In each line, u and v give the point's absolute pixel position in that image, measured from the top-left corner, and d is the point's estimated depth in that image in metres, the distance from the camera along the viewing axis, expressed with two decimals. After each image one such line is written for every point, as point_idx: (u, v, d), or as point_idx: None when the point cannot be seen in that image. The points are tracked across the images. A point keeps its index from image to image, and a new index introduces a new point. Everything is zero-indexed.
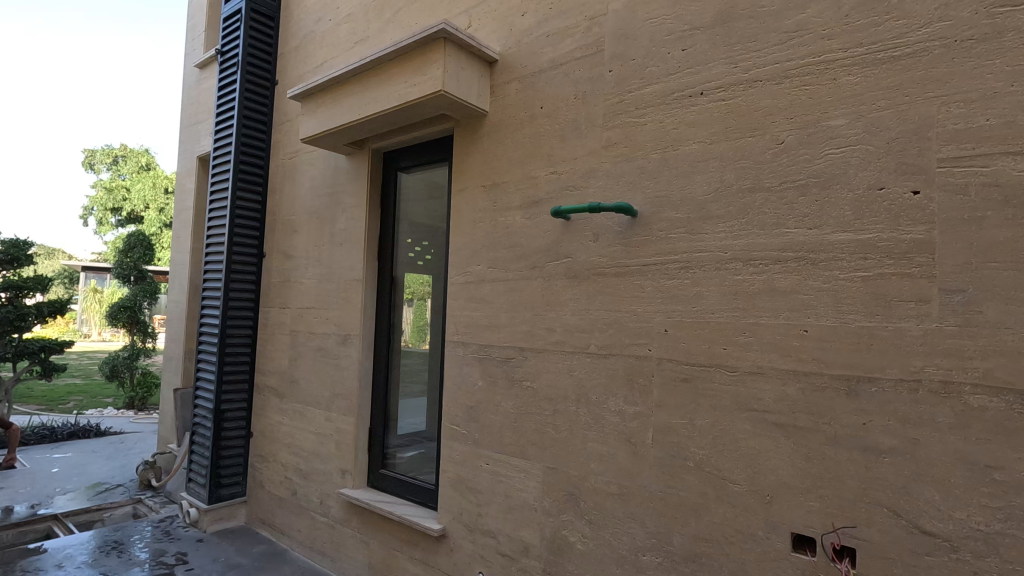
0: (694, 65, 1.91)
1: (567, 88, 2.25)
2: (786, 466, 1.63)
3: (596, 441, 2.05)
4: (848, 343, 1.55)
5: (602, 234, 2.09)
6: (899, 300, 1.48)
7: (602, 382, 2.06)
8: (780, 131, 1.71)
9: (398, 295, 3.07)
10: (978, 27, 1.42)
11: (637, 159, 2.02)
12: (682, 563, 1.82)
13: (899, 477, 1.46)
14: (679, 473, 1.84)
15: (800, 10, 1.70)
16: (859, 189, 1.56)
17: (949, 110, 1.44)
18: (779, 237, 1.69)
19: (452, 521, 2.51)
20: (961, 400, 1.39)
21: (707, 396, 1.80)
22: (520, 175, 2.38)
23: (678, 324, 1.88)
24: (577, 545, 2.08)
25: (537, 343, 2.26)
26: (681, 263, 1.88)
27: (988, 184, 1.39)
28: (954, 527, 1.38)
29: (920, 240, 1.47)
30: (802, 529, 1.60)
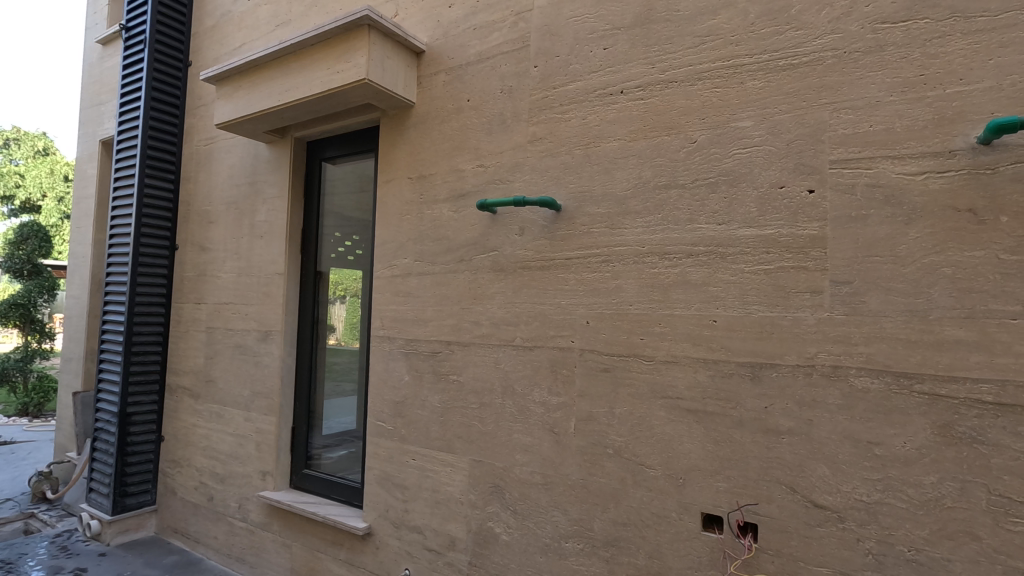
0: (615, 64, 1.96)
1: (493, 82, 2.25)
2: (697, 449, 1.72)
3: (521, 432, 2.08)
4: (752, 332, 1.65)
5: (528, 227, 2.12)
6: (796, 291, 1.60)
7: (527, 374, 2.08)
8: (693, 131, 1.79)
9: (325, 291, 2.98)
10: (864, 41, 1.55)
11: (561, 155, 2.06)
12: (603, 547, 1.87)
13: (796, 456, 1.57)
14: (599, 460, 1.90)
15: (711, 16, 1.79)
16: (763, 187, 1.67)
17: (840, 116, 1.57)
18: (691, 232, 1.77)
19: (377, 519, 2.46)
20: (848, 382, 1.51)
21: (625, 385, 1.86)
22: (447, 168, 2.37)
23: (599, 316, 1.93)
24: (502, 536, 2.10)
25: (464, 337, 2.26)
26: (603, 256, 1.94)
27: (872, 184, 1.52)
28: (842, 499, 1.50)
29: (815, 236, 1.58)
30: (711, 508, 1.68)
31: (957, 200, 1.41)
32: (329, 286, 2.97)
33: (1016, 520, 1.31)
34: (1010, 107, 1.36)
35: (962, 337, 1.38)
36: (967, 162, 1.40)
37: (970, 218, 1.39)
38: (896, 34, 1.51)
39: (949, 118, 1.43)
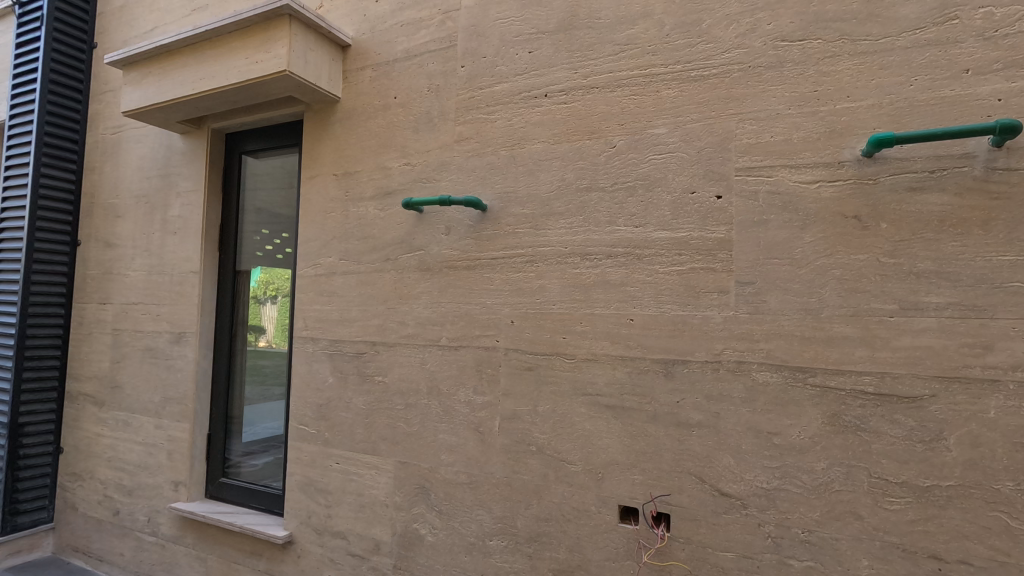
0: (539, 68, 2.00)
1: (420, 81, 2.24)
2: (615, 444, 1.78)
3: (446, 432, 2.07)
4: (666, 330, 1.73)
5: (454, 227, 2.12)
6: (705, 291, 1.68)
7: (453, 374, 2.08)
8: (613, 136, 1.85)
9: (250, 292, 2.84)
10: (766, 57, 1.65)
11: (487, 155, 2.07)
12: (526, 544, 1.90)
13: (705, 447, 1.66)
14: (523, 458, 1.92)
15: (629, 25, 1.85)
16: (676, 192, 1.74)
17: (745, 127, 1.66)
18: (610, 234, 1.83)
19: (299, 526, 2.38)
20: (751, 377, 1.61)
21: (548, 383, 1.90)
22: (373, 165, 2.32)
23: (523, 315, 1.96)
24: (427, 537, 2.09)
25: (390, 337, 2.22)
26: (527, 257, 1.96)
27: (772, 192, 1.62)
28: (745, 487, 1.60)
29: (722, 239, 1.67)
30: (627, 501, 1.74)
31: (845, 208, 1.53)
32: (257, 290, 2.82)
33: (892, 500, 1.44)
34: (889, 124, 1.49)
35: (848, 333, 1.50)
36: (854, 173, 1.53)
37: (856, 224, 1.51)
38: (794, 52, 1.62)
39: (838, 132, 1.55)
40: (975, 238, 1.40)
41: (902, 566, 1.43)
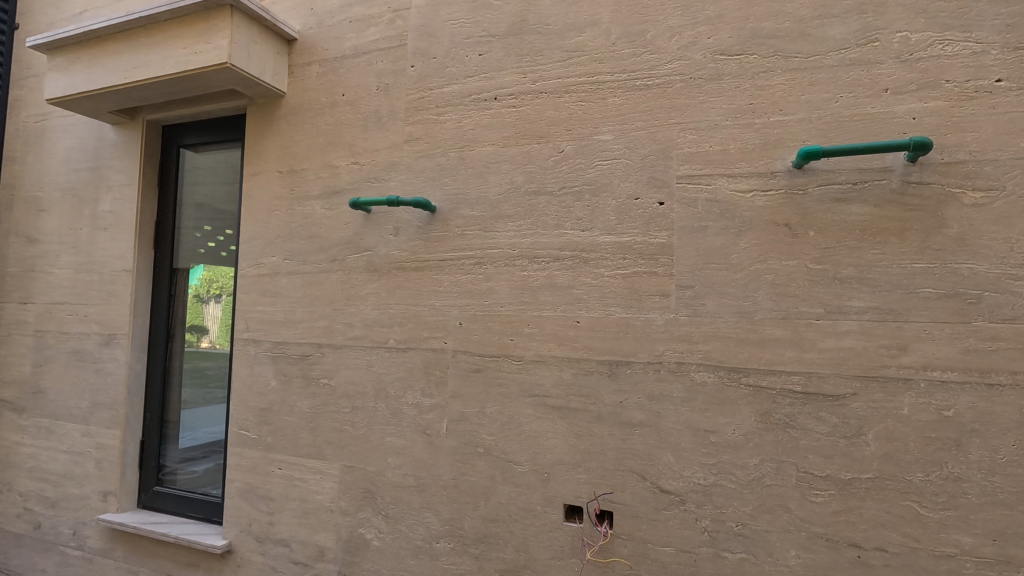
0: (489, 71, 2.01)
1: (369, 78, 2.20)
2: (561, 444, 1.81)
3: (394, 435, 2.05)
4: (611, 332, 1.77)
5: (402, 228, 2.10)
6: (648, 294, 1.73)
7: (400, 376, 2.06)
8: (560, 141, 1.88)
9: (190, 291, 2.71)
10: (706, 69, 1.72)
11: (436, 156, 2.06)
12: (473, 545, 1.90)
13: (646, 446, 1.71)
14: (470, 459, 1.93)
15: (578, 33, 1.89)
16: (621, 197, 1.79)
17: (686, 136, 1.73)
18: (558, 237, 1.86)
19: (239, 535, 2.30)
20: (690, 377, 1.67)
21: (496, 384, 1.91)
22: (319, 163, 2.27)
23: (472, 317, 1.96)
24: (373, 542, 2.06)
25: (336, 339, 2.18)
26: (475, 259, 1.97)
27: (711, 200, 1.69)
28: (684, 483, 1.66)
29: (664, 243, 1.73)
30: (572, 499, 1.78)
31: (777, 216, 1.61)
32: (199, 288, 2.69)
33: (817, 492, 1.53)
34: (818, 137, 1.58)
35: (779, 335, 1.58)
36: (785, 183, 1.61)
37: (786, 232, 1.60)
38: (732, 65, 1.69)
39: (771, 144, 1.63)
40: (892, 246, 1.50)
41: (825, 555, 1.51)
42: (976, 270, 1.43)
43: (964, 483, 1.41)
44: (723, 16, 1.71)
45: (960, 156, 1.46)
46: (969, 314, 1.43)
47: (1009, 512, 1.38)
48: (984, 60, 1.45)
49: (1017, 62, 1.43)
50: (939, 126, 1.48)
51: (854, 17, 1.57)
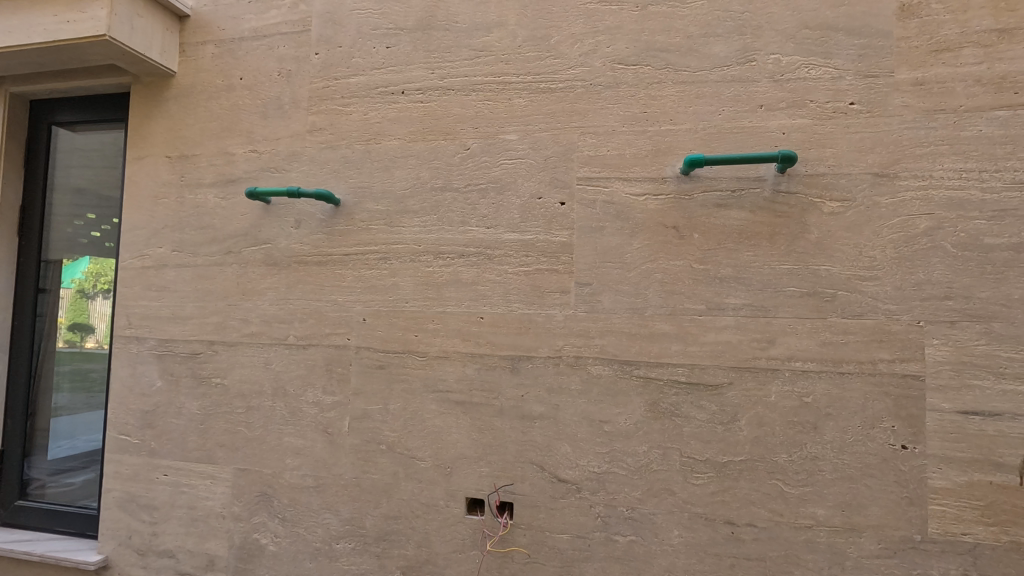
0: (396, 64, 1.98)
1: (270, 63, 2.11)
2: (464, 438, 1.83)
3: (292, 435, 1.98)
4: (513, 328, 1.81)
5: (304, 221, 2.03)
6: (549, 291, 1.79)
7: (300, 374, 1.99)
8: (467, 139, 1.90)
9: (72, 286, 2.45)
10: (605, 77, 1.80)
11: (340, 148, 2.01)
12: (374, 544, 1.88)
13: (545, 438, 1.76)
14: (372, 457, 1.90)
15: (485, 33, 1.91)
16: (524, 196, 1.84)
17: (586, 139, 1.80)
18: (463, 234, 1.88)
19: (118, 548, 2.13)
20: (586, 370, 1.75)
21: (400, 381, 1.90)
22: (213, 149, 2.14)
23: (376, 313, 1.93)
24: (269, 547, 1.97)
25: (230, 336, 2.07)
26: (380, 254, 1.94)
27: (608, 201, 1.77)
28: (580, 472, 1.73)
29: (564, 242, 1.80)
30: (474, 492, 1.80)
31: (667, 219, 1.72)
32: (84, 283, 2.43)
33: (698, 475, 1.65)
34: (702, 147, 1.71)
35: (666, 330, 1.70)
36: (673, 189, 1.72)
37: (674, 234, 1.71)
38: (628, 75, 1.78)
39: (662, 151, 1.74)
40: (764, 249, 1.65)
41: (704, 532, 1.64)
42: (832, 271, 1.60)
43: (820, 462, 1.58)
44: (620, 27, 1.80)
45: (820, 169, 1.63)
46: (825, 310, 1.60)
47: (855, 485, 1.56)
48: (841, 85, 1.63)
49: (866, 88, 1.62)
50: (803, 141, 1.65)
51: (734, 37, 1.71)
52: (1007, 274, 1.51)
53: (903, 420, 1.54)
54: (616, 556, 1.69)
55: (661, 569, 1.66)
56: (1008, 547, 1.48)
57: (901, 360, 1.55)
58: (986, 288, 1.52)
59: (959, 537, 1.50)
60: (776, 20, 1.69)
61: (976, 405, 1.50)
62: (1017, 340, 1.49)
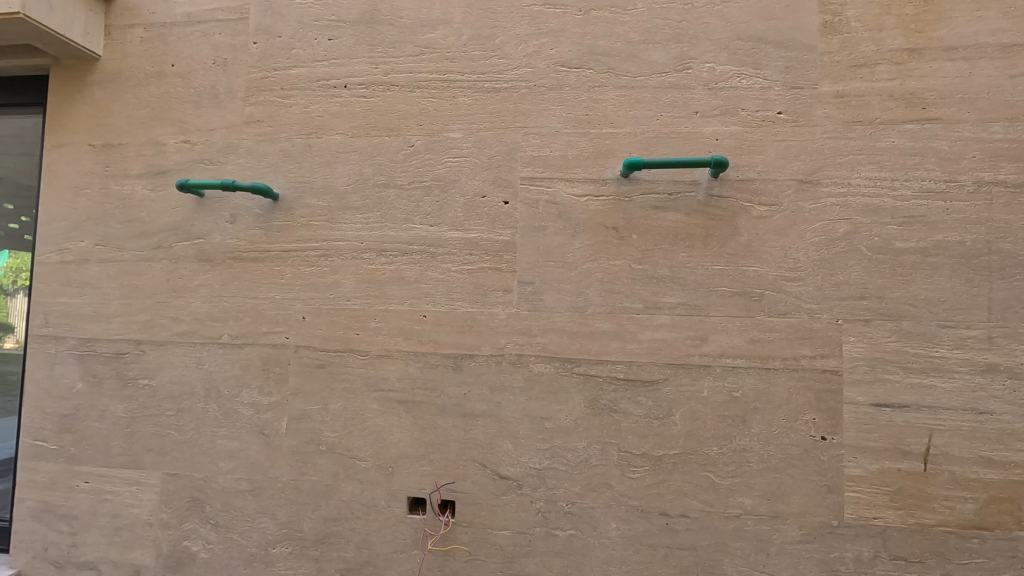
0: (338, 57, 1.94)
1: (204, 51, 2.02)
2: (405, 437, 1.81)
3: (226, 437, 1.91)
4: (456, 326, 1.81)
5: (240, 215, 1.96)
6: (492, 289, 1.80)
7: (234, 374, 1.92)
8: (411, 135, 1.89)
9: None
10: (548, 78, 1.82)
11: (279, 141, 1.95)
12: (312, 547, 1.84)
13: (487, 435, 1.77)
14: (311, 458, 1.85)
15: (430, 29, 1.90)
16: (468, 195, 1.84)
17: (529, 140, 1.82)
18: (406, 231, 1.86)
19: (33, 562, 2.00)
20: (528, 368, 1.77)
21: (340, 380, 1.86)
22: (142, 139, 2.03)
23: (315, 311, 1.89)
24: (200, 554, 1.90)
25: (159, 335, 1.97)
26: (321, 251, 1.90)
27: (551, 201, 1.80)
28: (521, 469, 1.75)
29: (507, 241, 1.81)
30: (416, 492, 1.79)
31: (607, 220, 1.76)
32: (3, 278, 2.24)
33: (634, 469, 1.70)
34: (641, 150, 1.76)
35: (605, 328, 1.74)
36: (614, 190, 1.77)
37: (614, 235, 1.75)
38: (571, 77, 1.81)
39: (602, 153, 1.78)
40: (698, 250, 1.71)
41: (640, 524, 1.69)
42: (760, 272, 1.68)
43: (747, 453, 1.66)
44: (564, 30, 1.83)
45: (750, 174, 1.71)
46: (754, 309, 1.68)
47: (779, 475, 1.64)
48: (770, 95, 1.72)
49: (793, 99, 1.71)
50: (735, 147, 1.72)
51: (672, 45, 1.77)
52: (915, 276, 1.63)
53: (823, 413, 1.63)
54: (555, 551, 1.72)
55: (599, 562, 1.70)
56: (914, 528, 1.59)
57: (821, 357, 1.64)
58: (897, 289, 1.63)
59: (871, 520, 1.61)
60: (711, 30, 1.76)
61: (886, 398, 1.61)
62: (923, 337, 1.61)
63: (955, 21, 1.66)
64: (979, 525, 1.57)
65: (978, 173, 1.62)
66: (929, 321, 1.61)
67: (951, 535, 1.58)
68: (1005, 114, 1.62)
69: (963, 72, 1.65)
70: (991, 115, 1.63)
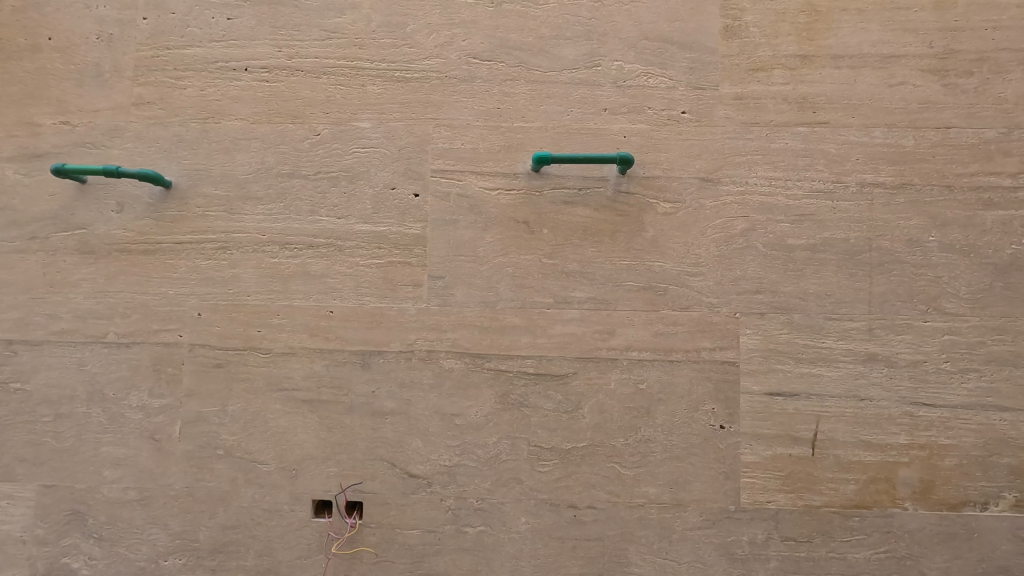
0: (239, 38, 1.84)
1: (87, 25, 1.86)
2: (310, 438, 1.74)
3: (111, 444, 1.77)
4: (364, 322, 1.76)
5: (127, 204, 1.81)
6: (401, 284, 1.76)
7: (121, 376, 1.78)
8: (317, 123, 1.81)
9: None
10: (460, 70, 1.80)
11: (173, 125, 1.82)
12: (208, 557, 1.73)
13: (396, 433, 1.73)
14: (207, 464, 1.75)
15: (338, 14, 1.83)
16: (377, 187, 1.78)
17: (440, 132, 1.79)
18: (312, 224, 1.78)
19: None
20: (438, 364, 1.74)
21: (240, 380, 1.76)
22: (14, 118, 1.84)
23: (213, 307, 1.78)
24: (81, 571, 1.75)
25: (33, 334, 1.80)
26: (219, 243, 1.79)
27: (461, 195, 1.77)
28: (431, 466, 1.72)
29: (417, 235, 1.77)
30: (321, 494, 1.73)
31: (518, 214, 1.76)
32: None
33: (544, 463, 1.71)
34: (551, 145, 1.77)
35: (516, 323, 1.74)
36: (525, 185, 1.76)
37: (525, 229, 1.75)
38: (483, 70, 1.79)
39: (514, 147, 1.77)
40: (606, 246, 1.74)
41: (548, 517, 1.70)
42: (664, 268, 1.73)
43: (651, 444, 1.70)
44: (475, 21, 1.81)
45: (655, 171, 1.75)
46: (659, 303, 1.72)
47: (681, 463, 1.69)
48: (675, 94, 1.76)
49: (696, 99, 1.76)
50: (642, 145, 1.76)
51: (583, 42, 1.79)
52: (805, 271, 1.72)
53: (721, 403, 1.70)
54: (465, 548, 1.71)
55: (508, 557, 1.70)
56: (802, 510, 1.68)
57: (720, 348, 1.71)
58: (789, 284, 1.71)
59: (764, 504, 1.69)
60: (620, 28, 1.78)
61: (779, 387, 1.70)
62: (812, 329, 1.70)
63: (843, 31, 1.76)
64: (859, 504, 1.68)
65: (861, 174, 1.73)
66: (817, 314, 1.71)
67: (835, 514, 1.68)
68: (885, 120, 1.74)
69: (849, 79, 1.75)
70: (873, 121, 1.74)
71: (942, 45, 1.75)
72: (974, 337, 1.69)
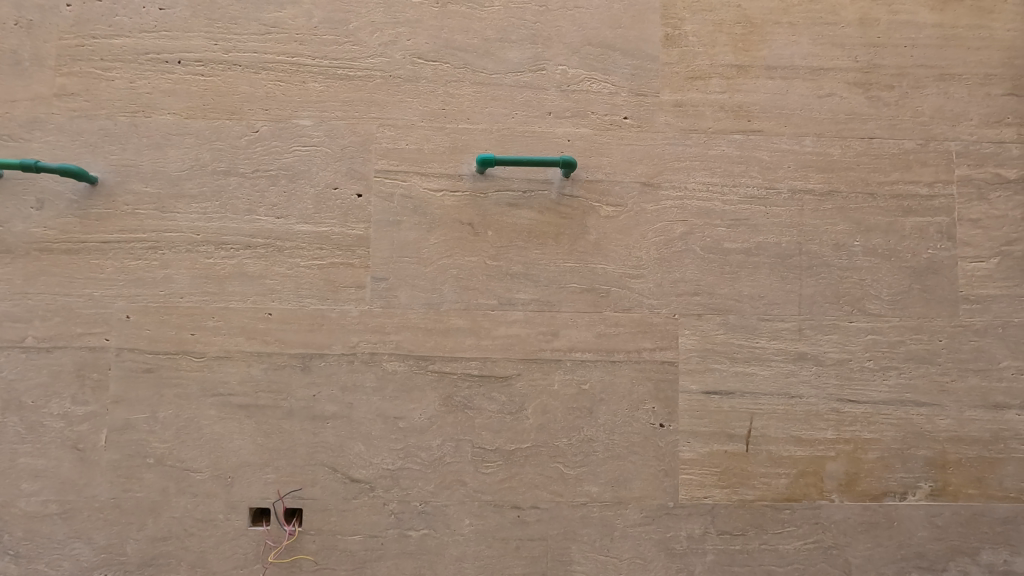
0: (171, 29, 1.76)
1: (4, 10, 1.75)
2: (247, 444, 1.69)
3: (29, 455, 1.66)
4: (304, 324, 1.72)
5: (48, 201, 1.71)
6: (343, 285, 1.73)
7: (41, 382, 1.68)
8: (255, 120, 1.76)
9: None
10: (404, 70, 1.78)
11: (99, 118, 1.74)
12: (136, 571, 1.66)
13: (337, 437, 1.70)
14: (136, 473, 1.67)
15: (277, 7, 1.78)
16: (319, 186, 1.75)
17: (383, 131, 1.76)
18: (249, 223, 1.73)
19: None
20: (381, 366, 1.72)
21: (172, 385, 1.69)
22: None
23: (143, 309, 1.70)
24: None
25: None
26: (149, 243, 1.72)
27: (405, 195, 1.75)
28: (373, 470, 1.70)
29: (360, 235, 1.74)
30: (258, 502, 1.68)
31: (463, 216, 1.75)
32: None
33: (487, 464, 1.71)
34: (496, 147, 1.77)
35: (460, 324, 1.73)
36: (469, 186, 1.76)
37: (469, 231, 1.75)
38: (427, 70, 1.78)
39: (458, 148, 1.77)
40: (550, 248, 1.76)
41: (492, 518, 1.71)
42: (607, 270, 1.76)
43: (594, 443, 1.73)
44: (420, 21, 1.79)
45: (598, 175, 1.78)
46: (601, 304, 1.75)
47: (623, 462, 1.73)
48: (617, 100, 1.80)
49: (637, 105, 1.80)
50: (585, 149, 1.78)
51: (527, 45, 1.80)
52: (740, 274, 1.78)
53: (661, 401, 1.74)
54: (408, 552, 1.69)
55: (452, 559, 1.69)
56: (737, 504, 1.74)
57: (660, 349, 1.75)
58: (725, 286, 1.77)
59: (701, 500, 1.74)
60: (564, 33, 1.80)
61: (715, 385, 1.75)
62: (746, 330, 1.77)
63: (776, 43, 1.83)
64: (790, 496, 1.75)
65: (792, 181, 1.81)
66: (751, 315, 1.77)
67: (767, 507, 1.75)
68: (815, 130, 1.82)
69: (781, 90, 1.83)
70: (803, 131, 1.82)
71: (866, 60, 1.84)
72: (894, 336, 1.79)
